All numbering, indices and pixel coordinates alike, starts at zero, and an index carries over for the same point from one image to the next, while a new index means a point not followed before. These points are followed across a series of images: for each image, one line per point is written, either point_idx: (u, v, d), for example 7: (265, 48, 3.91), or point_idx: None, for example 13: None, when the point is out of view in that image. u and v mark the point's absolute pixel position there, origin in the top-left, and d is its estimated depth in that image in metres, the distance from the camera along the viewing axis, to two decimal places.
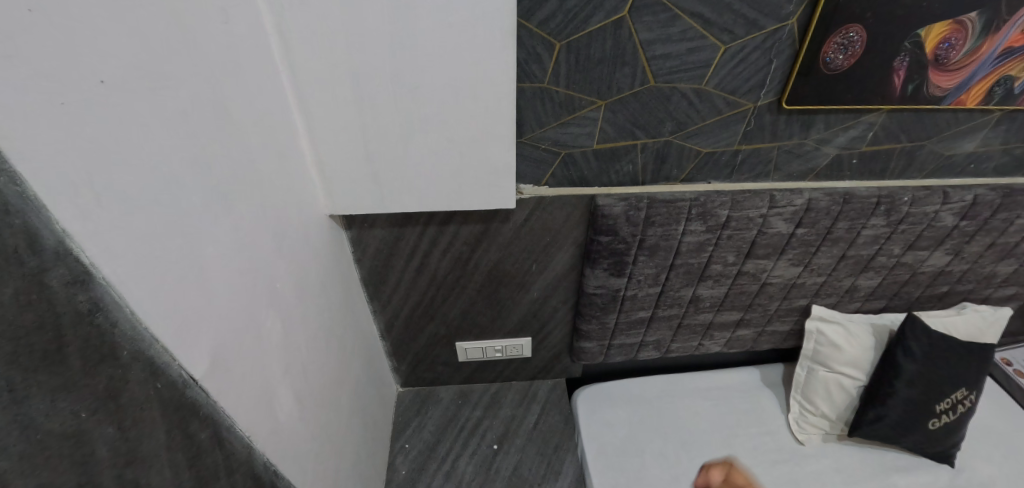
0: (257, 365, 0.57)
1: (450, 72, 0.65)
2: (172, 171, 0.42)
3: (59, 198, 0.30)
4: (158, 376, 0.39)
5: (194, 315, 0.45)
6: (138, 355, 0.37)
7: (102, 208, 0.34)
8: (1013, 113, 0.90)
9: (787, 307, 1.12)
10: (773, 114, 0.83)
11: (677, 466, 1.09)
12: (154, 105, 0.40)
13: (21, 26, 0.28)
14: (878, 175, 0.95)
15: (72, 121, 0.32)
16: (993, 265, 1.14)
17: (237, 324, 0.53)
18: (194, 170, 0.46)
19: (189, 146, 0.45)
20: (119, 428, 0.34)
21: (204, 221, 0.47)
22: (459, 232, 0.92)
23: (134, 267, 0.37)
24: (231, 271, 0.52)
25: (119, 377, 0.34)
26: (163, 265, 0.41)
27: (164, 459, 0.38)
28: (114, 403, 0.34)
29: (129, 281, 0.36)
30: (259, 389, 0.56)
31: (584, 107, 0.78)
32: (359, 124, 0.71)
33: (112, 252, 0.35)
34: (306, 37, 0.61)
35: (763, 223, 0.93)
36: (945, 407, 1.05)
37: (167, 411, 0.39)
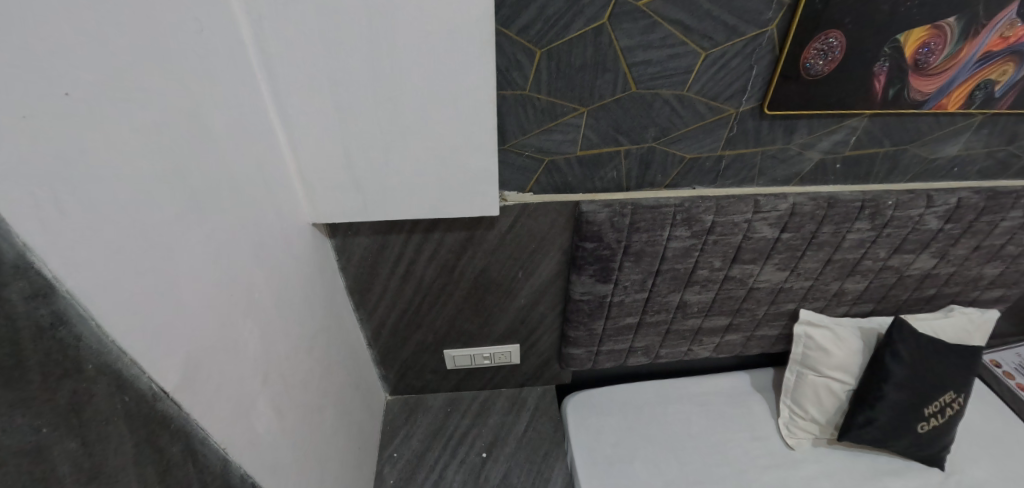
0: (233, 376, 0.56)
1: (431, 80, 0.65)
2: (143, 181, 0.42)
3: (22, 212, 0.30)
4: (126, 390, 0.38)
5: (165, 327, 0.44)
6: (105, 368, 0.36)
7: (68, 220, 0.33)
8: (995, 116, 0.91)
9: (775, 311, 1.12)
10: (756, 120, 0.83)
11: (667, 472, 1.08)
12: (122, 113, 0.39)
13: None
14: (862, 179, 0.96)
15: (36, 132, 0.31)
16: (979, 268, 1.14)
17: (214, 336, 0.52)
18: (166, 179, 0.45)
19: (161, 155, 0.44)
20: (83, 444, 0.33)
21: (176, 231, 0.46)
22: (444, 239, 0.91)
23: (104, 279, 0.36)
24: (207, 282, 0.51)
25: (82, 390, 0.33)
26: (133, 277, 0.40)
27: (130, 473, 0.37)
28: (78, 417, 0.32)
29: (98, 294, 0.36)
30: (236, 402, 0.56)
31: (567, 113, 0.78)
32: (340, 132, 0.70)
33: (80, 264, 0.34)
34: (284, 47, 0.61)
35: (749, 227, 0.94)
36: (934, 410, 1.05)
37: (135, 425, 0.38)
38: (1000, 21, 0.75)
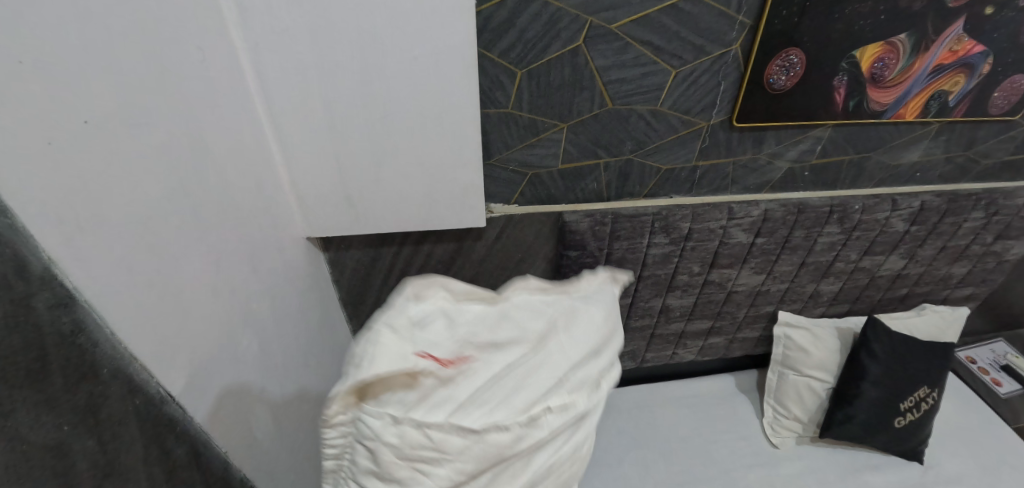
0: (233, 385, 0.58)
1: (420, 100, 0.69)
2: (152, 200, 0.45)
3: (48, 230, 0.33)
4: (135, 395, 0.41)
5: (171, 334, 0.47)
6: (117, 373, 0.39)
7: (86, 237, 0.37)
8: (950, 124, 0.97)
9: (755, 314, 1.16)
10: (726, 132, 0.89)
11: (656, 474, 1.11)
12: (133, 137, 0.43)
13: (14, 73, 0.31)
14: (829, 186, 1.01)
15: (61, 159, 0.35)
16: (948, 267, 1.20)
17: (214, 344, 0.55)
18: (172, 200, 0.48)
19: (167, 179, 0.48)
20: (100, 443, 0.36)
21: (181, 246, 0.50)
22: (434, 251, 0.95)
23: (117, 287, 0.40)
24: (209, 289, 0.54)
25: (97, 391, 0.36)
26: (140, 287, 0.43)
27: (140, 472, 0.40)
28: (93, 416, 0.35)
29: (109, 301, 0.39)
30: (235, 404, 0.58)
31: (548, 129, 0.83)
32: (332, 150, 0.74)
33: (96, 275, 0.37)
34: (285, 72, 0.65)
35: (724, 233, 0.98)
36: (909, 405, 1.09)
37: (143, 427, 0.41)
38: (949, 37, 0.81)
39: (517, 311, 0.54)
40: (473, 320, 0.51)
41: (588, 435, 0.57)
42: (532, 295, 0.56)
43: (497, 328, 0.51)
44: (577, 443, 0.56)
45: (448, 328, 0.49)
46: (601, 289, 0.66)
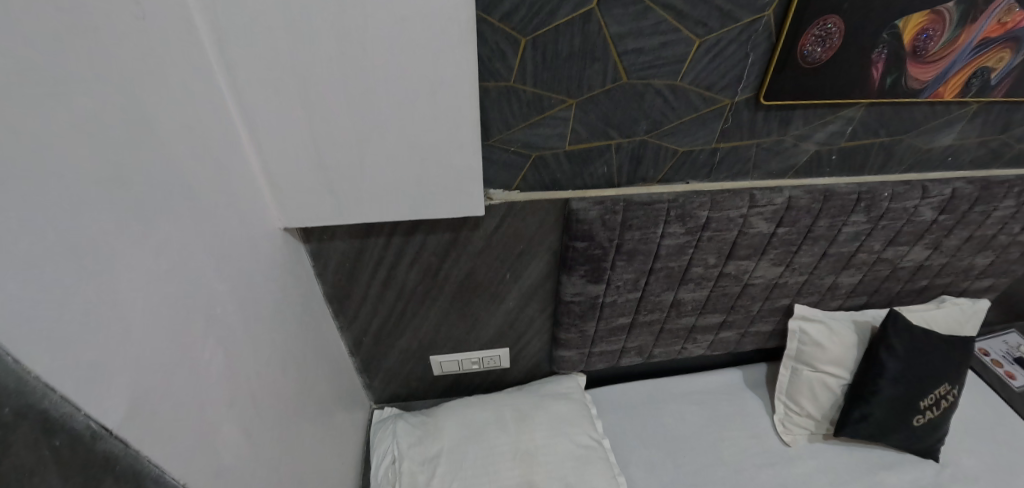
0: (195, 418, 0.53)
1: (323, 153, 0.68)
2: (217, 375, 0.58)
3: (154, 448, 0.46)
4: (55, 433, 0.35)
5: (229, 463, 0.59)
6: (26, 410, 0.32)
7: (192, 436, 0.52)
8: (989, 104, 0.88)
9: (770, 307, 1.10)
10: (751, 111, 0.80)
11: (664, 475, 1.06)
12: (128, 229, 0.44)
13: (63, 296, 0.37)
14: (857, 171, 0.93)
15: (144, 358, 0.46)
16: (971, 258, 1.13)
17: (251, 451, 0.64)
18: (228, 373, 0.61)
19: (223, 359, 0.60)
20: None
21: (241, 402, 0.63)
22: (426, 242, 0.86)
23: (196, 461, 0.52)
24: (286, 405, 0.76)
25: (29, 479, 0.32)
26: (211, 450, 0.55)
27: None
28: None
29: (122, 417, 0.42)
30: (209, 448, 0.55)
31: (555, 106, 0.73)
32: (309, 129, 0.66)
33: (187, 466, 0.51)
34: (259, 69, 0.59)
35: (744, 223, 0.90)
36: (929, 403, 1.05)
37: (67, 472, 0.35)
38: (999, 6, 0.72)
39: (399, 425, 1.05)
40: None
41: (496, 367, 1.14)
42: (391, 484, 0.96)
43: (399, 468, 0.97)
44: (417, 461, 0.97)
45: None
46: (385, 426, 1.08)
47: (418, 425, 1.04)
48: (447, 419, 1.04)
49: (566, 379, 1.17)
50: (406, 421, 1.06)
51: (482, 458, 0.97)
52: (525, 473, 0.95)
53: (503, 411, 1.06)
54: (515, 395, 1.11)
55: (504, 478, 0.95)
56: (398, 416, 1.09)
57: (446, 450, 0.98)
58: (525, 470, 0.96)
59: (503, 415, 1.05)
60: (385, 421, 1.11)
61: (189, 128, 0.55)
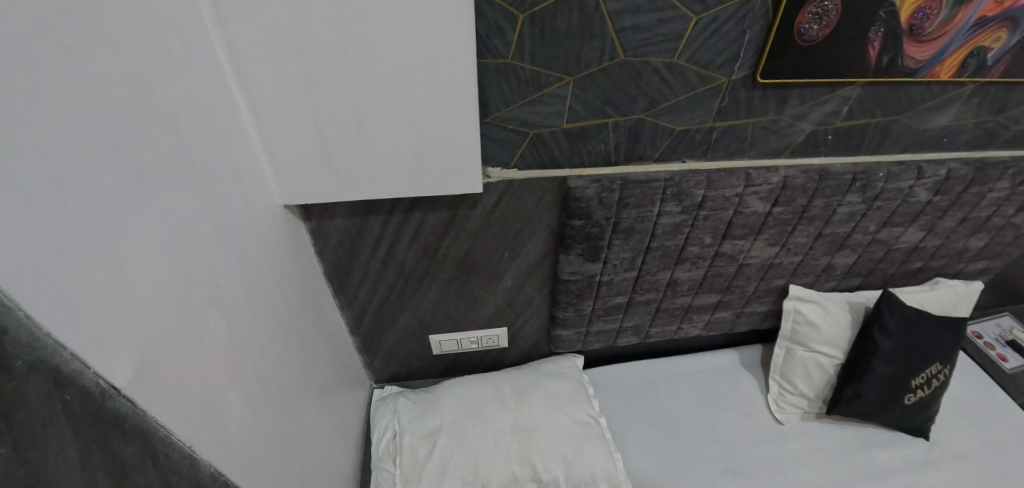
0: (199, 386, 0.54)
1: (323, 129, 0.69)
2: (221, 347, 0.60)
3: (163, 413, 0.48)
4: (66, 388, 0.36)
5: (234, 432, 0.60)
6: (38, 364, 0.33)
7: (199, 403, 0.54)
8: (986, 85, 0.89)
9: (765, 288, 1.11)
10: (748, 89, 0.80)
11: (659, 452, 1.08)
12: (132, 198, 0.45)
13: (68, 260, 0.37)
14: (854, 151, 0.93)
15: (150, 326, 0.47)
16: (965, 240, 1.14)
17: (254, 421, 0.66)
18: (231, 345, 0.62)
19: (226, 332, 0.61)
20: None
21: (243, 374, 0.64)
22: (425, 220, 0.87)
23: (203, 427, 0.54)
24: (289, 378, 0.78)
25: (44, 429, 0.33)
26: (217, 418, 0.57)
27: (77, 480, 0.36)
28: (16, 452, 0.31)
29: (131, 380, 0.44)
30: (215, 413, 0.57)
31: (552, 83, 0.74)
32: (308, 104, 0.66)
33: (195, 431, 0.52)
34: (258, 43, 0.60)
35: (740, 202, 0.91)
36: (921, 382, 1.06)
37: (79, 427, 0.36)
38: None
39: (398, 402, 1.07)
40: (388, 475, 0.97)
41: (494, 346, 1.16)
42: (391, 461, 0.98)
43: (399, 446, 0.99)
44: (416, 439, 0.99)
45: None
46: (386, 404, 1.09)
47: (417, 402, 1.06)
48: (446, 397, 1.06)
49: (564, 358, 1.19)
50: (406, 398, 1.07)
51: (481, 433, 0.99)
52: (522, 450, 0.97)
53: (501, 390, 1.07)
54: (513, 372, 1.12)
55: (503, 452, 0.97)
56: (399, 393, 1.11)
57: (446, 424, 1.00)
58: (523, 448, 0.98)
59: (502, 393, 1.06)
60: (385, 398, 1.12)
61: (189, 101, 0.55)
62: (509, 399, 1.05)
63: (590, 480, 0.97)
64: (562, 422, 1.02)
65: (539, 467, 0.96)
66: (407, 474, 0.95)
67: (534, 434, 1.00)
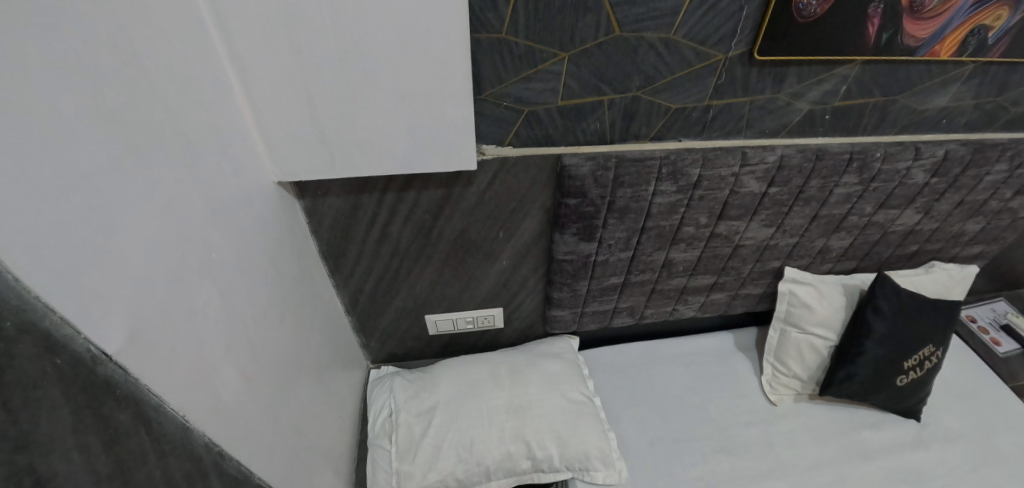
0: (193, 358, 0.54)
1: (316, 105, 0.69)
2: (215, 321, 0.60)
3: (159, 382, 0.48)
4: (56, 352, 0.36)
5: (229, 404, 0.61)
6: (27, 327, 0.33)
7: (194, 376, 0.54)
8: (986, 65, 0.87)
9: (760, 269, 1.12)
10: (744, 67, 0.79)
11: (653, 431, 1.09)
12: (122, 168, 0.45)
13: (57, 228, 0.37)
14: (851, 131, 0.92)
15: (143, 297, 0.47)
16: (961, 224, 1.15)
17: (249, 396, 0.66)
18: (224, 320, 0.62)
19: (220, 305, 0.61)
20: (20, 449, 0.31)
21: (238, 349, 0.65)
22: (420, 198, 0.87)
23: (200, 399, 0.54)
24: (284, 353, 0.79)
25: (35, 391, 0.33)
26: (212, 390, 0.57)
27: (70, 443, 0.36)
28: (8, 412, 0.31)
29: (124, 349, 0.44)
30: (210, 386, 0.57)
31: (546, 59, 0.73)
32: (300, 79, 0.66)
33: (192, 403, 0.53)
34: (247, 14, 0.59)
35: (735, 181, 0.91)
36: (913, 364, 1.07)
37: (70, 391, 0.36)
38: None
39: (394, 381, 1.08)
40: (382, 452, 0.97)
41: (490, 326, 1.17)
42: (385, 438, 0.99)
43: (393, 423, 0.99)
44: (411, 418, 1.00)
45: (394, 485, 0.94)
46: (382, 383, 1.10)
47: (413, 382, 1.06)
48: (441, 377, 1.06)
49: (560, 339, 1.19)
50: (403, 377, 1.08)
51: (476, 411, 1.00)
52: (517, 429, 0.98)
53: (497, 369, 1.08)
54: (508, 353, 1.13)
55: (498, 431, 0.98)
56: (395, 373, 1.11)
57: (441, 403, 1.01)
58: (517, 427, 0.98)
59: (497, 372, 1.07)
60: (381, 378, 1.13)
61: (177, 72, 0.54)
62: (504, 379, 1.06)
63: (583, 458, 0.98)
64: (556, 402, 1.03)
65: (533, 444, 0.97)
66: (403, 450, 0.96)
67: (528, 413, 1.00)
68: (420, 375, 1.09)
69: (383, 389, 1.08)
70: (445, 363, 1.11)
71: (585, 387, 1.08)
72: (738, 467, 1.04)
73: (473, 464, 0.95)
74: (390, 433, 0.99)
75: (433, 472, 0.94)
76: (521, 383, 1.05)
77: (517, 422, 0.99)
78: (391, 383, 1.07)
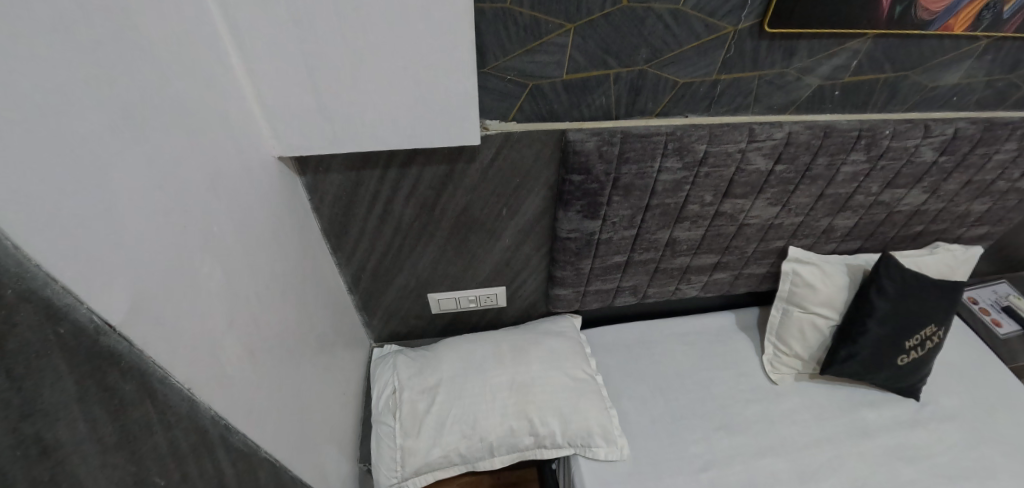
0: (197, 331, 0.54)
1: (316, 77, 0.67)
2: (218, 294, 0.60)
3: (163, 355, 0.48)
4: (59, 321, 0.35)
5: (234, 378, 0.61)
6: (28, 295, 0.33)
7: (198, 349, 0.54)
8: (1000, 41, 0.85)
9: (764, 249, 1.12)
10: (754, 40, 0.77)
11: (654, 409, 1.10)
12: (122, 137, 0.44)
13: (56, 195, 0.37)
14: (860, 108, 0.91)
15: (146, 269, 0.47)
16: (968, 204, 1.14)
17: (252, 370, 0.66)
18: (228, 293, 0.62)
19: (223, 279, 0.61)
20: (26, 417, 0.31)
21: (241, 323, 0.64)
22: (422, 175, 0.86)
23: (205, 372, 0.54)
24: (287, 327, 0.79)
25: (37, 360, 0.33)
26: (217, 363, 0.57)
27: (76, 412, 0.36)
28: (12, 380, 0.30)
29: (128, 320, 0.43)
30: (214, 360, 0.57)
31: (552, 31, 0.71)
32: (298, 50, 0.64)
33: (197, 375, 0.53)
34: None
35: (742, 158, 0.90)
36: (914, 343, 1.07)
37: (73, 361, 0.36)
38: None
39: (398, 358, 1.08)
40: (387, 429, 0.98)
41: (493, 305, 1.17)
42: (389, 415, 1.00)
43: (398, 400, 1.00)
44: (414, 395, 1.00)
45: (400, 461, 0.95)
46: (385, 361, 1.11)
47: (416, 360, 1.07)
48: (444, 355, 1.07)
49: (562, 318, 1.20)
50: (406, 355, 1.09)
51: (479, 388, 1.01)
52: (519, 407, 0.99)
53: (500, 347, 1.08)
54: (511, 331, 1.13)
55: (501, 408, 0.99)
56: (398, 351, 1.12)
57: (444, 381, 1.02)
58: (519, 405, 0.99)
59: (499, 350, 1.07)
60: (384, 356, 1.14)
61: (174, 40, 0.53)
62: (506, 357, 1.06)
63: (585, 435, 0.99)
64: (558, 380, 1.03)
65: (535, 421, 0.98)
66: (407, 427, 0.97)
67: (530, 391, 1.01)
68: (423, 353, 1.09)
69: (386, 367, 1.08)
70: (449, 340, 1.11)
71: (587, 366, 1.09)
72: (739, 444, 1.05)
73: (476, 440, 0.97)
74: (394, 410, 1.00)
75: (437, 448, 0.95)
76: (523, 362, 1.05)
77: (520, 401, 1.00)
78: (395, 361, 1.08)
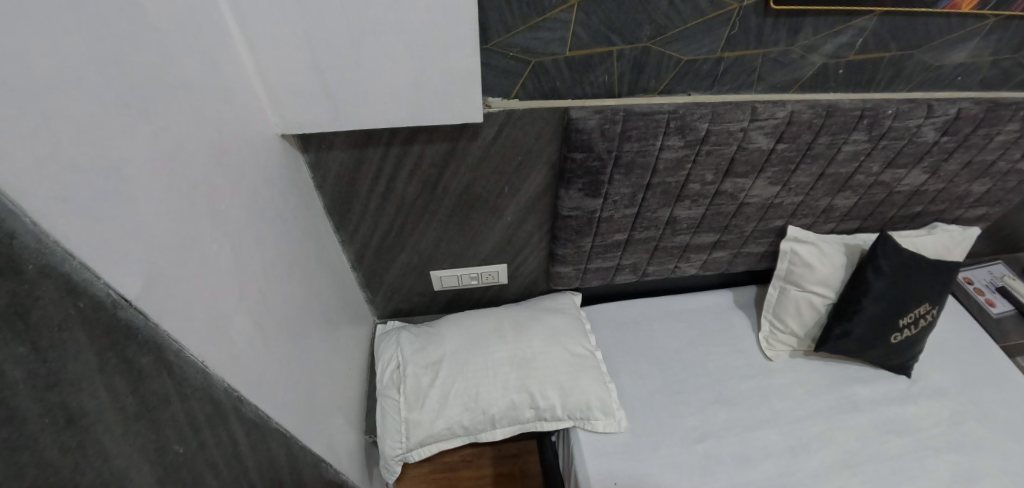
0: (206, 305, 0.55)
1: (318, 54, 0.67)
2: (226, 269, 0.61)
3: (179, 328, 0.49)
4: (78, 296, 0.36)
5: (244, 350, 0.63)
6: (52, 272, 0.34)
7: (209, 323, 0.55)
8: (1007, 19, 0.84)
9: (763, 227, 1.13)
10: (760, 17, 0.76)
11: (651, 385, 1.13)
12: (128, 114, 0.44)
13: (70, 174, 0.37)
14: (863, 87, 0.91)
15: (157, 244, 0.48)
16: (968, 185, 1.14)
17: (261, 343, 0.68)
18: (235, 267, 0.63)
19: (230, 254, 0.62)
20: (52, 387, 0.33)
21: (249, 297, 0.66)
22: (425, 152, 0.87)
23: (217, 345, 0.56)
24: (293, 302, 0.80)
25: (60, 334, 0.34)
26: (227, 337, 0.59)
27: (98, 383, 0.37)
28: (36, 352, 0.32)
29: (144, 295, 0.45)
30: (225, 332, 0.59)
31: (554, 7, 0.70)
32: (300, 25, 0.63)
33: (209, 348, 0.54)
34: None
35: (743, 136, 0.90)
36: (908, 321, 1.09)
37: (94, 334, 0.38)
38: None
39: (403, 334, 1.11)
40: (392, 402, 1.01)
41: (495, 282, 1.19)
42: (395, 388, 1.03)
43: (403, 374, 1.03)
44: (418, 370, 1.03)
45: (405, 432, 0.99)
46: (389, 337, 1.13)
47: (420, 336, 1.09)
48: (447, 331, 1.09)
49: (563, 295, 1.22)
50: (409, 331, 1.11)
51: (481, 364, 1.03)
52: (520, 381, 1.02)
53: (501, 323, 1.10)
54: (512, 308, 1.15)
55: (502, 383, 1.01)
56: (401, 327, 1.14)
57: (447, 356, 1.04)
58: (520, 379, 1.02)
59: (501, 327, 1.09)
60: (388, 332, 1.16)
61: (175, 15, 0.52)
62: (507, 333, 1.08)
63: (584, 408, 1.02)
64: (558, 356, 1.05)
65: (536, 395, 1.01)
66: (411, 400, 1.00)
67: (532, 367, 1.03)
68: (427, 329, 1.12)
69: (391, 342, 1.11)
70: (452, 317, 1.14)
71: (586, 342, 1.11)
72: (734, 418, 1.08)
73: (479, 412, 1.00)
74: (399, 383, 1.02)
75: (440, 421, 0.98)
76: (524, 339, 1.07)
77: (521, 376, 1.02)
78: (400, 336, 1.11)
